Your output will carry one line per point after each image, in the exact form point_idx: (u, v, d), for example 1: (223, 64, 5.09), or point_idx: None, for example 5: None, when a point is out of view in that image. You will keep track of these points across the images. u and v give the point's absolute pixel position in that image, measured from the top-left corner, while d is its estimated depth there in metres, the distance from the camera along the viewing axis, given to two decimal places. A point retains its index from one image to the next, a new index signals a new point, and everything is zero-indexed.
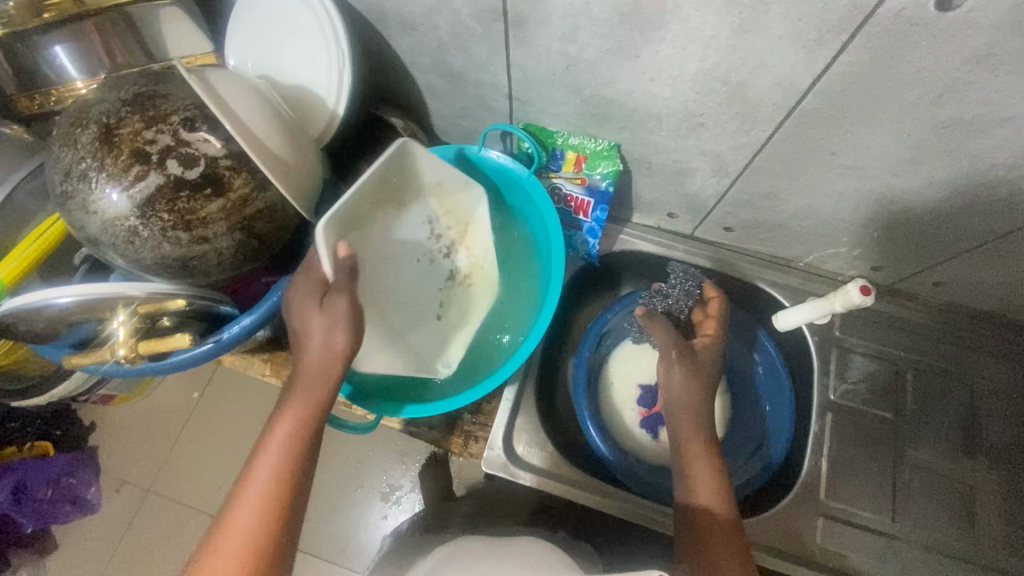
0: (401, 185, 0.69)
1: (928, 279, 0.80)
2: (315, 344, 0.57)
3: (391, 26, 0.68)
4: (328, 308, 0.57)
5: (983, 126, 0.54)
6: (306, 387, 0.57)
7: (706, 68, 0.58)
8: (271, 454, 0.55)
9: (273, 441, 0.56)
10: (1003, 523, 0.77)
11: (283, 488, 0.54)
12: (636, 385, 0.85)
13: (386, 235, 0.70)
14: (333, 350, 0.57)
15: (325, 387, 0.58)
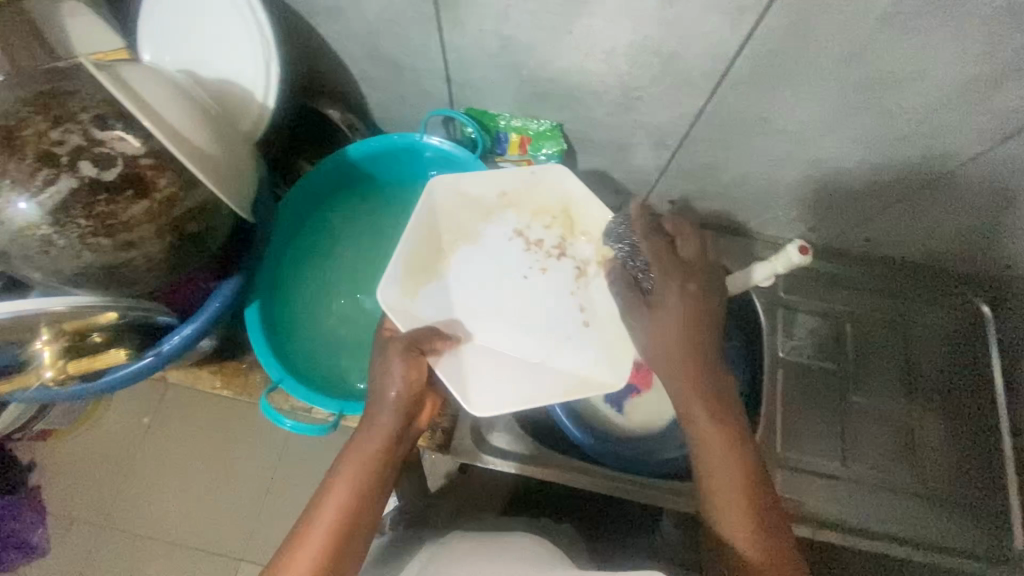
0: (468, 221, 0.76)
1: (859, 235, 0.85)
2: (390, 404, 0.60)
3: (317, 12, 0.66)
4: (394, 366, 0.61)
5: (894, 83, 0.58)
6: (376, 444, 0.59)
7: (638, 41, 0.58)
8: (331, 509, 0.56)
9: (332, 497, 0.57)
10: (941, 454, 0.83)
11: (346, 541, 0.55)
12: None
13: (481, 264, 0.74)
14: (397, 413, 0.60)
15: (385, 442, 0.59)
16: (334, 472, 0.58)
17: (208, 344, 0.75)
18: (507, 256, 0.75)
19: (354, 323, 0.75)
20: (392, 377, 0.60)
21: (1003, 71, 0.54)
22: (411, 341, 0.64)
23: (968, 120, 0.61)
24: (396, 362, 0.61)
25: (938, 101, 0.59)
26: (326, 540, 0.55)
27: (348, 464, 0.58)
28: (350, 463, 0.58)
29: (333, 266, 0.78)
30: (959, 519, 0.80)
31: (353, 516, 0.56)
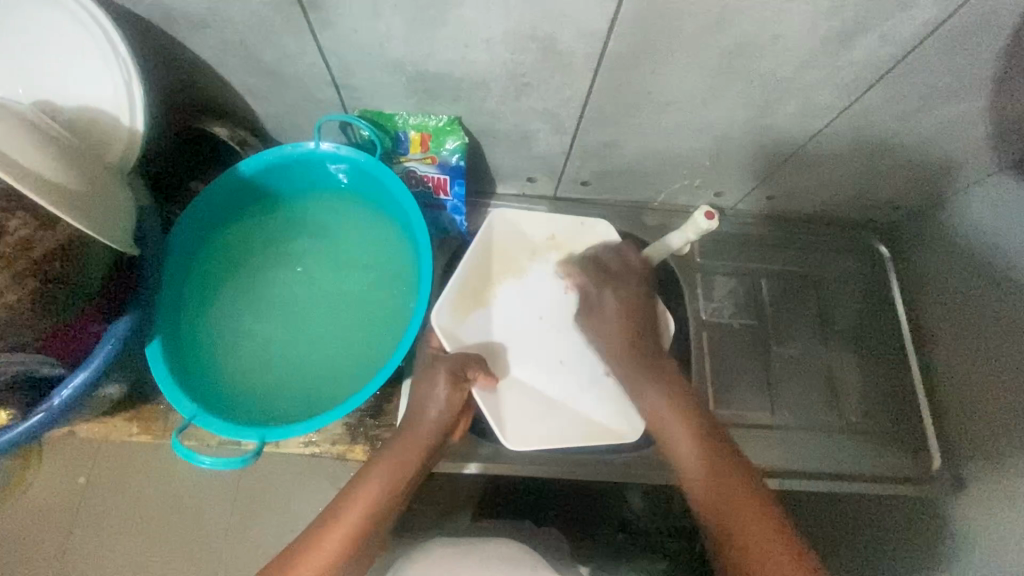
0: (518, 257, 0.80)
1: (762, 195, 0.89)
2: (429, 418, 0.66)
3: (181, 26, 0.63)
4: (441, 384, 0.67)
5: (759, 46, 0.61)
6: (407, 450, 0.65)
7: (512, 27, 0.59)
8: (356, 508, 0.62)
9: (360, 496, 0.63)
10: (862, 391, 0.88)
11: (365, 538, 0.62)
12: None
13: (520, 304, 0.78)
14: (434, 426, 0.66)
15: (414, 458, 0.65)
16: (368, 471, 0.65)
17: (114, 392, 0.71)
18: (538, 298, 0.79)
19: (270, 345, 0.72)
20: (435, 395, 0.66)
21: (850, 25, 0.58)
22: (453, 369, 0.68)
23: (832, 74, 0.65)
24: (445, 379, 0.67)
25: (802, 59, 0.62)
26: (348, 534, 0.61)
27: (378, 471, 0.64)
28: (379, 471, 0.64)
29: (241, 289, 0.74)
30: (882, 449, 0.85)
31: (375, 519, 0.62)
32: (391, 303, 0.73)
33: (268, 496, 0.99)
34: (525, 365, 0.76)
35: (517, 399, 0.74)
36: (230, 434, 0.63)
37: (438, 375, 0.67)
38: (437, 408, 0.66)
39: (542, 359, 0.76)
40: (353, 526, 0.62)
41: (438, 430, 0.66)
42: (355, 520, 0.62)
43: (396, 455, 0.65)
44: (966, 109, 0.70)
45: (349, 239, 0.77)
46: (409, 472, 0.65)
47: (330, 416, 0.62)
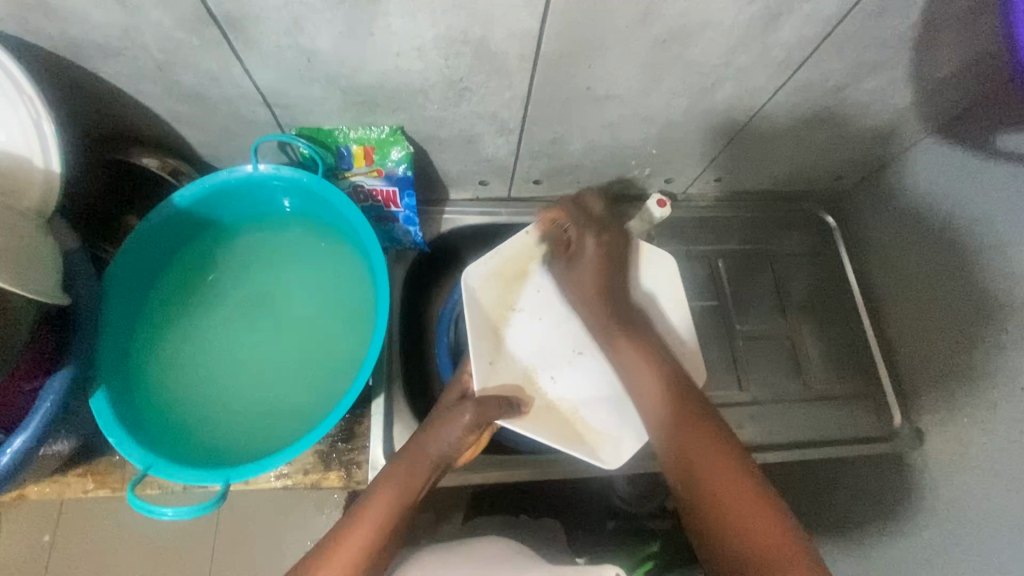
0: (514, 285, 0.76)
1: (711, 177, 0.91)
2: (447, 435, 0.64)
3: (91, 55, 0.59)
4: (465, 420, 0.64)
5: (690, 34, 0.61)
6: (418, 465, 0.63)
7: (443, 33, 0.58)
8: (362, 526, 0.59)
9: (371, 510, 0.60)
10: (822, 359, 0.90)
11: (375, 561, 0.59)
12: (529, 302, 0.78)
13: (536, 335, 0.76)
14: (456, 444, 0.64)
15: (420, 484, 0.63)
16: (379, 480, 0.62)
17: (62, 448, 0.67)
18: (536, 322, 0.76)
19: (230, 381, 0.69)
20: (455, 426, 0.64)
21: (773, 9, 0.59)
22: (481, 417, 0.64)
23: (764, 56, 0.66)
24: (468, 417, 0.64)
25: (732, 44, 0.63)
26: (363, 547, 0.58)
27: (385, 492, 0.61)
28: (388, 489, 0.61)
29: (192, 324, 0.71)
30: (848, 410, 0.87)
31: (387, 538, 0.59)
32: (348, 325, 0.71)
33: (249, 528, 0.96)
34: (593, 394, 0.74)
35: (614, 422, 0.72)
36: (192, 479, 0.60)
37: (462, 413, 0.64)
38: (450, 442, 0.64)
39: (598, 377, 0.74)
40: (364, 538, 0.59)
41: (447, 454, 0.64)
42: (364, 539, 0.59)
43: (405, 475, 0.62)
44: (891, 80, 0.72)
45: (301, 262, 0.75)
46: (414, 489, 0.62)
47: (295, 450, 0.60)
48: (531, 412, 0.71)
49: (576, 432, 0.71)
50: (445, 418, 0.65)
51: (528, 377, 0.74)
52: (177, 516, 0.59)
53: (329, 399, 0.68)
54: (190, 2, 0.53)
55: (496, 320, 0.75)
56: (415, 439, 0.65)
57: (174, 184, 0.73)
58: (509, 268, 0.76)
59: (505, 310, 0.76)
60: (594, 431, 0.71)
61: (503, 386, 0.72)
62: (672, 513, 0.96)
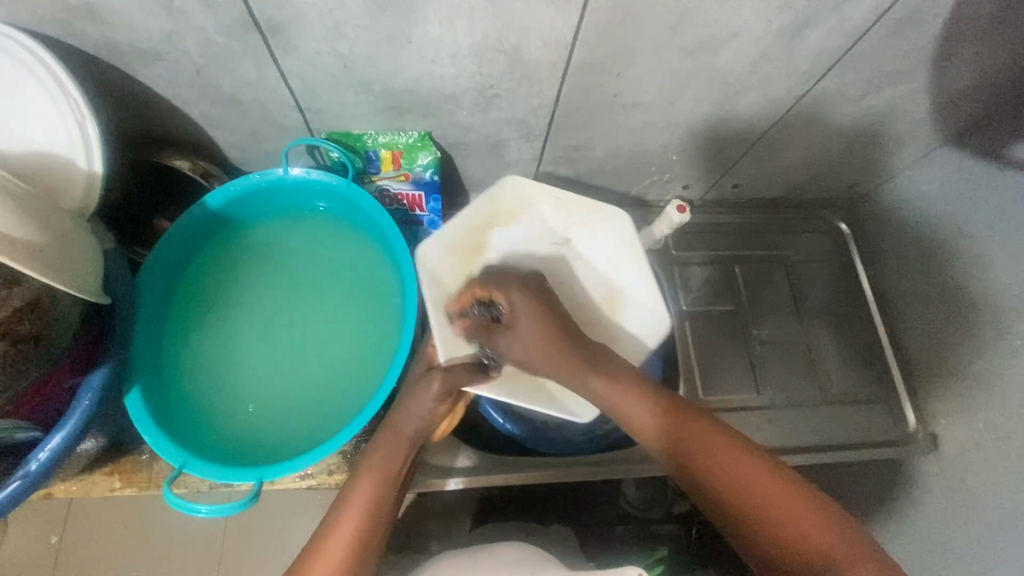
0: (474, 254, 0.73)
1: (728, 183, 0.92)
2: (418, 407, 0.64)
3: (132, 59, 0.60)
4: (434, 390, 0.63)
5: (717, 44, 0.63)
6: (396, 440, 0.63)
7: (478, 41, 0.59)
8: (353, 507, 0.59)
9: (359, 490, 0.60)
10: (837, 363, 0.91)
11: (372, 537, 0.59)
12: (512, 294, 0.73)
13: None
14: (429, 416, 0.64)
15: (401, 457, 0.62)
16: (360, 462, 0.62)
17: (93, 446, 0.68)
18: None
19: (259, 379, 0.69)
20: (424, 395, 0.63)
21: (801, 19, 0.61)
22: (450, 384, 0.64)
23: (787, 66, 0.67)
24: (437, 385, 0.63)
25: (758, 53, 0.65)
26: (357, 528, 0.58)
27: (368, 470, 0.61)
28: (371, 468, 0.61)
29: (221, 323, 0.72)
30: (863, 413, 0.88)
31: (382, 512, 0.60)
32: (377, 324, 0.72)
33: (266, 529, 0.97)
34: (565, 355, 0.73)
35: (597, 382, 0.72)
36: (227, 477, 0.61)
37: (430, 381, 0.64)
38: (422, 414, 0.63)
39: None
40: (357, 520, 0.58)
41: (423, 428, 0.64)
42: (356, 519, 0.58)
43: (386, 451, 0.62)
44: (909, 90, 0.74)
45: (332, 263, 0.76)
46: (396, 463, 0.62)
47: (320, 453, 0.61)
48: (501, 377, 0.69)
49: (552, 398, 0.70)
50: (414, 391, 0.64)
51: None
52: (210, 514, 0.60)
53: (359, 399, 0.68)
54: (235, 9, 0.54)
55: (456, 289, 0.71)
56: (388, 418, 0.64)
57: (204, 185, 0.74)
58: (465, 240, 0.72)
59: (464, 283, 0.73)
60: (569, 391, 0.72)
61: (467, 354, 0.69)
62: (677, 521, 0.97)
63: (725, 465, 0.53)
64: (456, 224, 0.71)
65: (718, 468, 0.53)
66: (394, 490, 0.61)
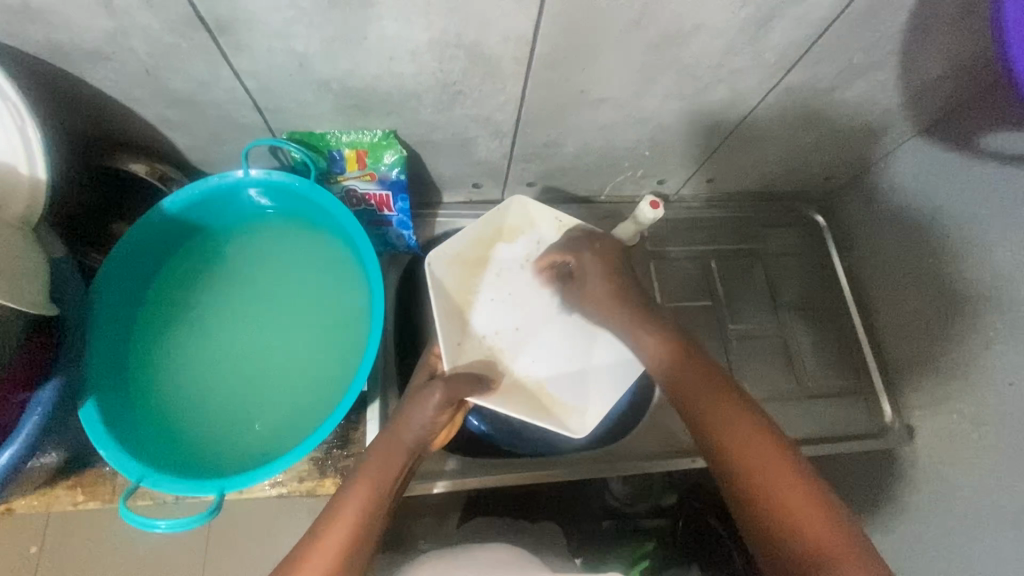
0: (477, 269, 0.77)
1: (703, 178, 0.91)
2: (417, 419, 0.61)
3: (77, 60, 0.58)
4: (433, 401, 0.62)
5: (683, 38, 0.62)
6: (392, 451, 0.61)
7: (437, 37, 0.58)
8: (346, 515, 0.58)
9: (351, 500, 0.59)
10: (814, 357, 0.91)
11: (365, 544, 0.58)
12: (513, 310, 0.76)
13: (500, 315, 0.76)
14: (428, 428, 0.62)
15: (398, 468, 0.61)
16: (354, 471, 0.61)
17: (52, 460, 0.65)
18: (500, 303, 0.76)
19: (220, 388, 0.68)
20: (423, 408, 0.61)
21: (766, 11, 0.60)
22: (449, 395, 0.63)
23: (755, 59, 0.66)
24: (437, 396, 0.62)
25: (724, 46, 0.64)
26: (347, 539, 0.57)
27: (365, 476, 0.60)
28: (365, 477, 0.60)
29: (181, 330, 0.70)
30: (841, 407, 0.88)
31: (376, 518, 0.59)
32: (342, 328, 0.71)
33: (244, 537, 0.95)
34: (557, 368, 0.74)
35: (584, 395, 0.73)
36: (187, 489, 0.59)
37: (432, 392, 0.62)
38: (423, 424, 0.61)
39: (561, 350, 0.75)
40: (347, 529, 0.58)
41: (422, 438, 0.62)
42: (350, 524, 0.58)
43: (381, 460, 0.61)
44: (880, 81, 0.73)
45: (298, 266, 0.74)
46: (391, 475, 0.60)
47: (283, 462, 0.59)
48: (499, 388, 0.71)
49: (545, 407, 0.72)
50: (414, 402, 0.63)
51: (494, 355, 0.74)
52: (169, 529, 0.58)
53: (324, 406, 0.67)
54: (179, 6, 0.52)
55: (460, 302, 0.75)
56: (387, 426, 0.63)
57: (162, 190, 0.72)
58: (469, 252, 0.77)
59: (468, 294, 0.76)
60: (560, 404, 0.72)
61: (471, 364, 0.72)
62: (664, 513, 0.97)
63: (751, 454, 0.57)
64: (463, 240, 0.76)
65: (749, 450, 0.57)
66: (387, 501, 0.60)
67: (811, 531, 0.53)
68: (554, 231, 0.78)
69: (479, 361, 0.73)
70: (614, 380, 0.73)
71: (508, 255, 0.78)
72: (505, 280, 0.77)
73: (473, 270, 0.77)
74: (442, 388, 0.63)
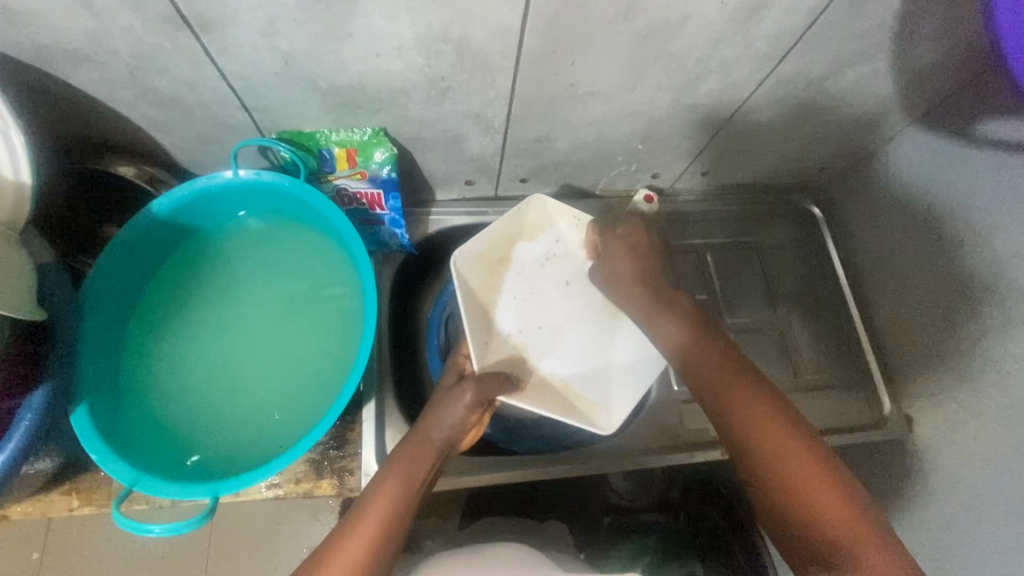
0: (500, 268, 0.78)
1: (698, 171, 0.91)
2: (448, 419, 0.61)
3: (60, 62, 0.57)
4: (465, 401, 0.62)
5: (672, 28, 0.61)
6: (421, 452, 0.60)
7: (423, 32, 0.57)
8: (372, 516, 0.56)
9: (378, 500, 0.57)
10: (813, 349, 0.91)
11: (389, 546, 0.56)
12: (538, 309, 0.77)
13: (524, 314, 0.77)
14: (459, 429, 0.62)
15: (426, 469, 0.60)
16: (382, 471, 0.59)
17: (45, 467, 0.65)
18: (523, 303, 0.77)
19: (214, 391, 0.67)
20: (455, 407, 0.62)
21: (755, 0, 0.59)
22: (480, 395, 0.63)
23: (746, 49, 0.66)
24: (469, 396, 0.62)
25: (715, 37, 0.63)
26: (372, 540, 0.55)
27: (393, 476, 0.58)
28: (393, 477, 0.58)
29: (174, 334, 0.69)
30: (839, 399, 0.88)
31: (403, 520, 0.57)
32: (336, 329, 0.70)
33: (245, 539, 0.95)
34: (581, 366, 0.75)
35: (608, 393, 0.74)
36: (181, 493, 0.59)
37: (462, 391, 0.63)
38: (453, 423, 0.61)
39: (584, 349, 0.76)
40: (373, 530, 0.55)
41: (452, 439, 0.61)
42: (377, 525, 0.56)
43: (410, 460, 0.59)
44: (874, 69, 0.73)
45: (292, 269, 0.73)
46: (420, 475, 0.59)
47: (270, 468, 0.59)
48: (527, 387, 0.72)
49: (570, 404, 0.73)
50: (444, 402, 0.63)
51: (520, 354, 0.75)
52: (163, 534, 0.58)
53: (319, 408, 0.66)
54: (160, 5, 0.51)
55: (485, 303, 0.76)
56: (416, 426, 0.62)
57: (151, 192, 0.71)
58: (493, 251, 0.77)
59: (491, 293, 0.77)
60: (585, 401, 0.74)
61: (498, 363, 0.73)
62: (666, 507, 0.96)
63: (762, 426, 0.56)
64: (487, 239, 0.76)
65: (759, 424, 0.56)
66: (413, 505, 0.58)
67: (823, 504, 0.51)
68: (572, 231, 0.79)
69: (507, 360, 0.74)
70: (634, 377, 0.75)
71: (530, 254, 0.79)
72: (526, 280, 0.78)
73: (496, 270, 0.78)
74: (473, 389, 0.63)
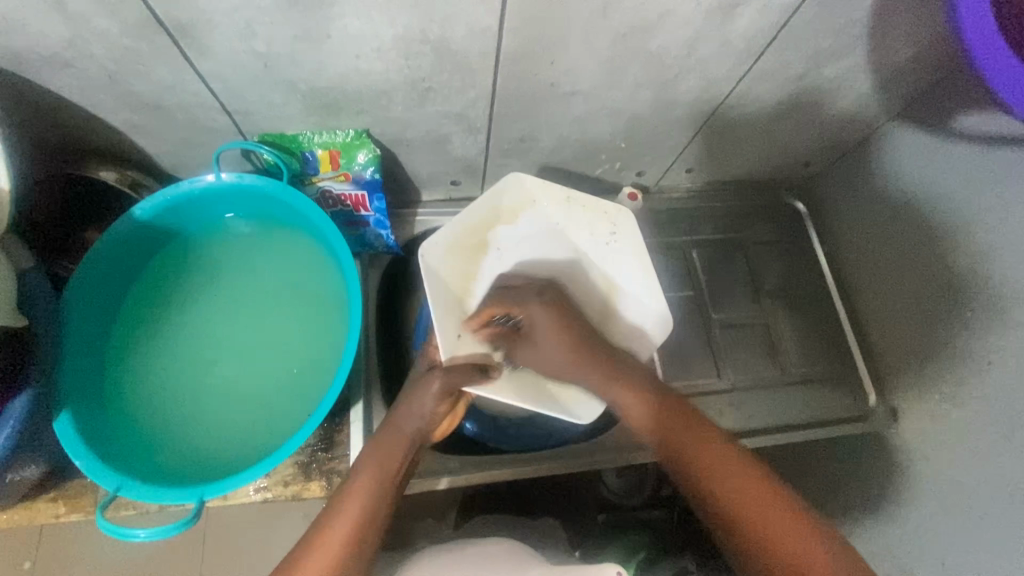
0: (478, 253, 0.74)
1: (682, 168, 0.91)
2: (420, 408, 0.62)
3: (38, 67, 0.57)
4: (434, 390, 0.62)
5: (650, 26, 0.62)
6: (394, 441, 0.60)
7: (401, 33, 0.57)
8: (347, 513, 0.56)
9: (353, 490, 0.57)
10: (799, 343, 0.91)
11: (367, 539, 0.55)
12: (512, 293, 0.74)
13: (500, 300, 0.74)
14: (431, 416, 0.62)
15: (400, 457, 0.60)
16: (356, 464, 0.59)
17: (30, 473, 0.64)
18: (499, 288, 0.74)
19: (199, 396, 0.67)
20: (425, 398, 0.62)
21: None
22: (449, 384, 0.63)
23: (723, 47, 0.66)
24: (437, 384, 0.63)
25: (692, 34, 0.64)
26: (348, 532, 0.55)
27: (367, 469, 0.58)
28: (367, 467, 0.58)
29: (157, 339, 0.69)
30: (824, 392, 0.88)
31: (381, 509, 0.57)
32: (320, 331, 0.70)
33: (237, 542, 0.95)
34: None
35: None
36: (166, 498, 0.59)
37: (431, 381, 0.63)
38: (424, 413, 0.62)
39: None
40: (348, 524, 0.55)
41: (423, 428, 0.62)
42: (354, 517, 0.55)
43: (383, 450, 0.60)
44: (852, 65, 0.73)
45: (276, 271, 0.73)
46: (394, 465, 0.59)
47: (256, 472, 0.59)
48: (500, 379, 0.68)
49: (548, 395, 0.70)
50: (414, 390, 0.63)
51: (494, 344, 0.71)
52: (149, 539, 0.58)
53: (304, 410, 0.66)
54: (135, 9, 0.51)
55: (459, 291, 0.73)
56: (388, 416, 0.63)
57: (134, 196, 0.71)
58: (467, 239, 0.73)
59: (466, 283, 0.74)
60: (564, 390, 0.70)
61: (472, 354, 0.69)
62: (663, 504, 0.96)
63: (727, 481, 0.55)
64: (461, 224, 0.72)
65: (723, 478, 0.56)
66: (390, 499, 0.58)
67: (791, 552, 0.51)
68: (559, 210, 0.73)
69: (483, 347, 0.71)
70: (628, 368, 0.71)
71: (509, 238, 0.75)
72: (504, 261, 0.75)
73: (475, 254, 0.74)
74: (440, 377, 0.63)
